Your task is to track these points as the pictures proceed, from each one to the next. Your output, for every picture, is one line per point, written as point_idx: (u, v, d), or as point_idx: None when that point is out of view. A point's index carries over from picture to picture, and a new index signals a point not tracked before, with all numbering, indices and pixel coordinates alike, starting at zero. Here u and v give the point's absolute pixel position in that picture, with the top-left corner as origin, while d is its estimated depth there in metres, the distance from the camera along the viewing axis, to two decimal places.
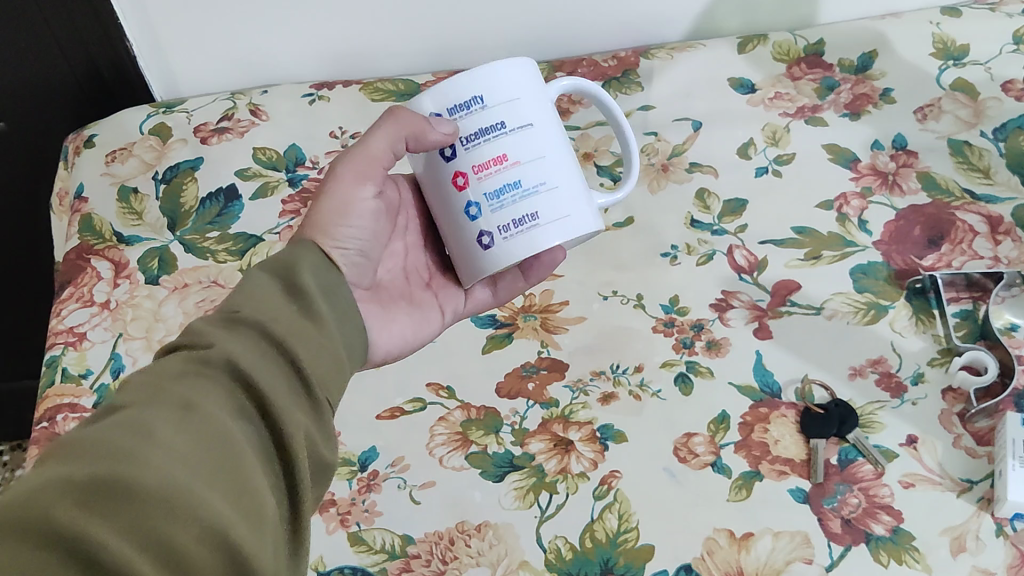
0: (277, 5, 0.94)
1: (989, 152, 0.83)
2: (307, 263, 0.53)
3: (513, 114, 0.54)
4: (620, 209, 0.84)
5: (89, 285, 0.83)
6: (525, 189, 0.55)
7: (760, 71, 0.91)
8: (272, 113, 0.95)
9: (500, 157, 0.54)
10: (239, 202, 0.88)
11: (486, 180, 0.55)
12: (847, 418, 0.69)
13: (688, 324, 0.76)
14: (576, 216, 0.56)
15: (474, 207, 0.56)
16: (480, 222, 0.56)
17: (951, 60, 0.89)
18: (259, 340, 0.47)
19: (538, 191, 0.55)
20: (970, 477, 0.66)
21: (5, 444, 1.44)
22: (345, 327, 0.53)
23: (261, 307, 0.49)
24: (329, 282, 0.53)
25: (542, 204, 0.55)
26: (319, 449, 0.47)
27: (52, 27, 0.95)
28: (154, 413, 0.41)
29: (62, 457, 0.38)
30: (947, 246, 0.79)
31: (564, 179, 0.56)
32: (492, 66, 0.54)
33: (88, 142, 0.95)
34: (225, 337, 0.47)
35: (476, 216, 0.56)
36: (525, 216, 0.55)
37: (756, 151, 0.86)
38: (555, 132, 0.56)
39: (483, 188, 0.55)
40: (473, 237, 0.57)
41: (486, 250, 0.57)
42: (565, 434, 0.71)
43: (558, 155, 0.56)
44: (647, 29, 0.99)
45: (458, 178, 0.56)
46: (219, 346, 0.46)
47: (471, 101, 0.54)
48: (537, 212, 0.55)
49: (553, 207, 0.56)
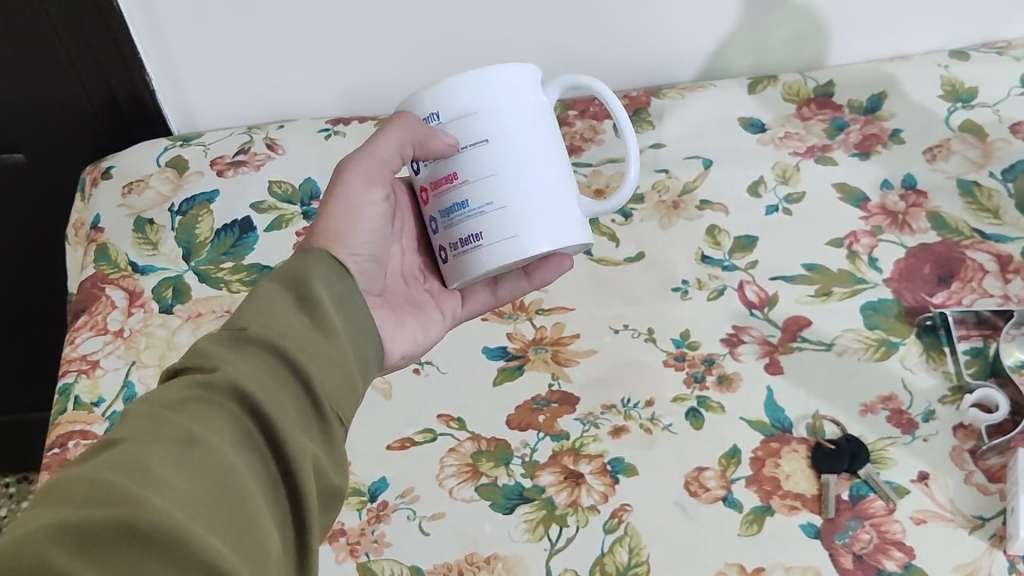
0: (295, 42, 0.96)
1: (998, 192, 0.84)
2: (318, 273, 0.53)
3: (467, 130, 0.56)
4: (631, 244, 0.85)
5: (103, 313, 0.84)
6: (472, 212, 0.57)
7: (770, 111, 0.93)
8: (288, 147, 0.96)
9: (451, 176, 0.57)
10: (253, 233, 0.89)
11: (445, 196, 0.58)
12: (858, 453, 0.69)
13: (699, 358, 0.76)
14: (524, 233, 0.57)
15: (434, 221, 0.60)
16: (439, 237, 0.60)
17: (959, 102, 0.90)
18: (268, 359, 0.48)
19: (484, 211, 0.57)
20: (982, 513, 0.66)
21: (11, 475, 1.44)
22: (360, 337, 0.53)
23: (266, 325, 0.49)
24: (344, 290, 0.53)
25: (489, 225, 0.57)
26: (327, 474, 0.47)
27: (74, 64, 0.96)
28: (157, 449, 0.42)
29: (61, 498, 0.39)
30: (957, 283, 0.79)
31: (516, 197, 0.57)
32: (451, 82, 0.56)
33: (105, 173, 0.96)
34: (231, 359, 0.47)
35: (435, 229, 0.60)
36: (471, 236, 0.58)
37: (766, 189, 0.87)
38: (518, 148, 0.57)
39: (438, 205, 0.59)
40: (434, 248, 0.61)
41: (444, 264, 0.61)
42: (575, 466, 0.71)
43: (523, 177, 0.57)
44: (659, 70, 1.01)
45: (423, 192, 0.60)
46: (227, 367, 0.47)
47: (428, 117, 0.57)
48: (482, 232, 0.58)
49: (499, 227, 0.57)
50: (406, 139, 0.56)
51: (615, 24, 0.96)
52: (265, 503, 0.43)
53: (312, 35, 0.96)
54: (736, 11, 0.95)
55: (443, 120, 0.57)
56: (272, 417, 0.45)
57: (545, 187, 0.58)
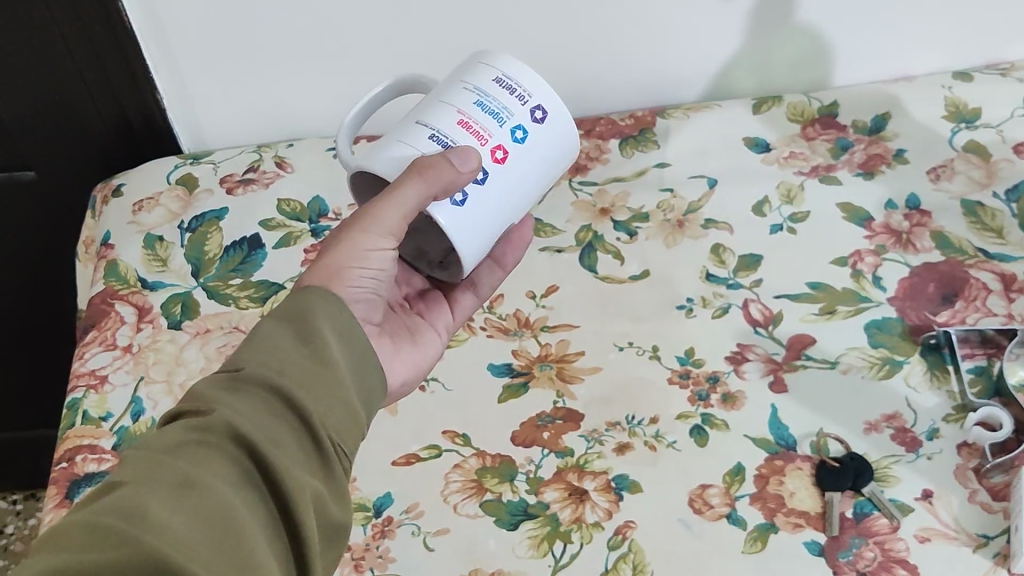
0: (307, 64, 0.98)
1: (1002, 212, 0.84)
2: (317, 307, 0.52)
3: (420, 139, 0.58)
4: (636, 262, 0.86)
5: (112, 329, 0.85)
6: (485, 93, 0.59)
7: (774, 132, 0.94)
8: (296, 165, 0.97)
9: (466, 125, 0.58)
10: (261, 250, 0.90)
11: (481, 124, 0.58)
12: (863, 470, 0.69)
13: (704, 376, 0.77)
14: (479, 56, 0.61)
15: (517, 130, 0.59)
16: (524, 125, 0.59)
17: (963, 123, 0.91)
18: (266, 397, 0.48)
19: (474, 87, 0.59)
20: (986, 531, 0.66)
21: (19, 492, 1.45)
22: (362, 370, 0.53)
23: (265, 363, 0.49)
24: (344, 322, 0.53)
25: (481, 81, 0.59)
26: (328, 509, 0.48)
27: (87, 83, 0.98)
28: (153, 489, 0.43)
29: (63, 543, 0.41)
30: (961, 302, 0.79)
31: (455, 81, 0.60)
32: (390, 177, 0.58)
33: (116, 191, 0.97)
34: (227, 399, 0.48)
35: (523, 130, 0.59)
36: (503, 84, 0.59)
37: (771, 208, 0.88)
38: (419, 107, 0.60)
39: (495, 129, 0.59)
40: (542, 134, 0.60)
41: (546, 116, 0.60)
42: (579, 483, 0.71)
43: (439, 93, 0.60)
44: (665, 91, 1.02)
45: (498, 151, 0.59)
46: (225, 407, 0.47)
47: None
48: (493, 78, 0.59)
49: (480, 73, 0.60)
50: (433, 185, 0.54)
51: (623, 45, 0.97)
52: (264, 540, 0.45)
53: (324, 57, 0.97)
54: (741, 33, 0.96)
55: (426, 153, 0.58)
56: (268, 454, 0.46)
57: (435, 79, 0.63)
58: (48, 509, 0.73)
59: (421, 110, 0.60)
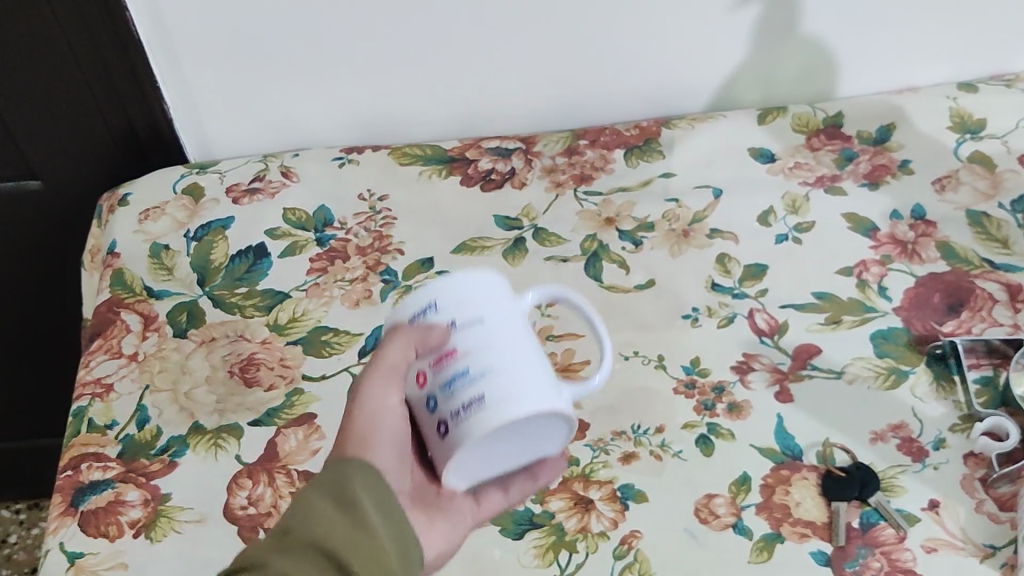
0: (314, 74, 0.98)
1: (1007, 222, 0.85)
2: (355, 474, 0.54)
3: (462, 313, 0.54)
4: (641, 271, 0.86)
5: (118, 337, 0.85)
6: (472, 377, 0.53)
7: (780, 142, 0.94)
8: (302, 175, 0.97)
9: (450, 350, 0.53)
10: (267, 259, 0.90)
11: (439, 374, 0.54)
12: (869, 481, 0.69)
13: (709, 386, 0.77)
14: (526, 396, 0.53)
15: (432, 399, 0.55)
16: (437, 412, 0.54)
17: (968, 134, 0.91)
18: (315, 557, 0.51)
19: (486, 373, 0.53)
20: (993, 542, 0.66)
21: (22, 501, 1.45)
22: (400, 540, 0.55)
23: (312, 528, 0.51)
24: (381, 489, 0.55)
25: (484, 378, 0.53)
26: None
27: (94, 92, 0.98)
28: None
29: None
30: (966, 313, 0.79)
31: (518, 367, 0.53)
32: (447, 277, 0.55)
33: (122, 200, 0.97)
34: (278, 557, 0.50)
35: (434, 407, 0.55)
36: (472, 399, 0.53)
37: (776, 219, 0.88)
38: (513, 331, 0.54)
39: (438, 381, 0.54)
40: (433, 433, 0.55)
41: (442, 439, 0.55)
42: (585, 492, 0.71)
43: (514, 349, 0.54)
44: (669, 102, 1.02)
45: (420, 377, 0.55)
46: (274, 567, 0.50)
47: (426, 307, 0.55)
48: (483, 394, 0.52)
49: (501, 389, 0.52)
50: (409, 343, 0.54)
51: (628, 57, 0.97)
52: None
53: (330, 67, 0.97)
54: (746, 43, 0.96)
55: (439, 309, 0.54)
56: None
57: (542, 376, 0.54)
58: (53, 518, 0.73)
59: (495, 330, 0.54)
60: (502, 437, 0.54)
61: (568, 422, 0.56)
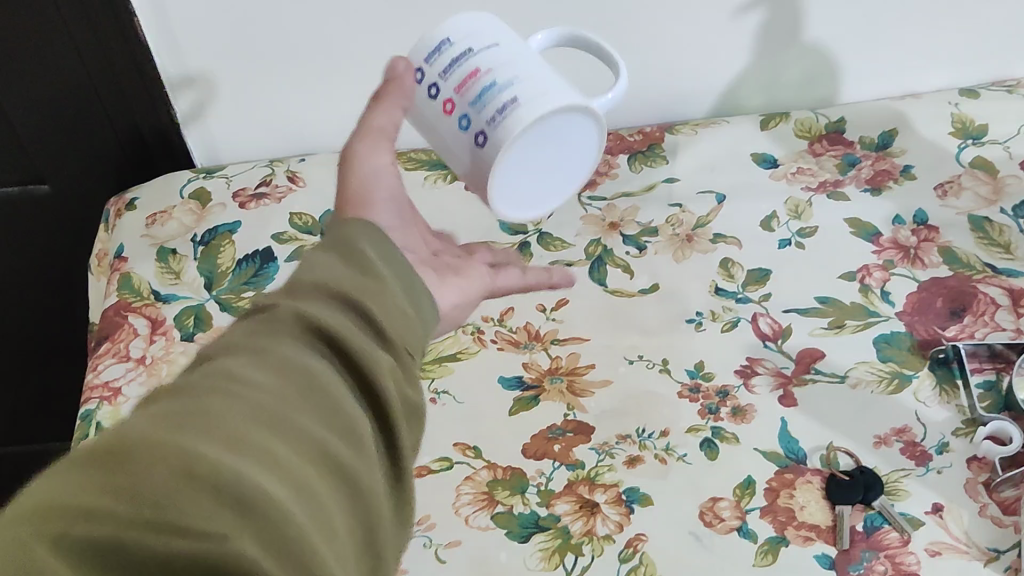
0: (319, 80, 0.99)
1: (1009, 227, 0.85)
2: (357, 231, 0.47)
3: (478, 41, 0.56)
4: (646, 276, 0.86)
5: (125, 341, 0.85)
6: (502, 86, 0.55)
7: (783, 148, 0.95)
8: (309, 180, 0.98)
9: (474, 71, 0.55)
10: (274, 263, 0.90)
11: (468, 88, 0.56)
12: (873, 484, 0.69)
13: (713, 390, 0.77)
14: (557, 94, 0.55)
15: (465, 119, 0.56)
16: (472, 126, 0.56)
17: (970, 139, 0.92)
18: (319, 298, 0.43)
19: (514, 81, 0.55)
20: (997, 545, 0.66)
21: None
22: (411, 295, 0.47)
23: (312, 274, 0.44)
24: (386, 247, 0.48)
25: (516, 89, 0.54)
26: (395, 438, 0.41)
27: (101, 96, 0.98)
28: (198, 386, 0.37)
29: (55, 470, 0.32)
30: (969, 317, 0.80)
31: (539, 70, 0.56)
32: (458, 17, 0.57)
33: (130, 205, 0.98)
34: (257, 333, 0.40)
35: (467, 125, 0.56)
36: (505, 102, 0.54)
37: (779, 224, 0.88)
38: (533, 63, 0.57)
39: (466, 100, 0.56)
40: (473, 148, 0.57)
41: (482, 149, 0.56)
42: (590, 495, 0.71)
43: (539, 66, 0.56)
44: (672, 108, 1.03)
45: (447, 105, 0.57)
46: (284, 309, 0.42)
47: (442, 44, 0.57)
48: (515, 96, 0.54)
49: (530, 87, 0.54)
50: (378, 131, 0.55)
51: (631, 63, 0.98)
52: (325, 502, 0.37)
53: (336, 73, 0.98)
54: (749, 49, 0.97)
55: (457, 43, 0.56)
56: (349, 342, 0.41)
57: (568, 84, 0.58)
58: None
59: (523, 67, 0.56)
60: (536, 132, 0.56)
61: (592, 121, 0.58)
